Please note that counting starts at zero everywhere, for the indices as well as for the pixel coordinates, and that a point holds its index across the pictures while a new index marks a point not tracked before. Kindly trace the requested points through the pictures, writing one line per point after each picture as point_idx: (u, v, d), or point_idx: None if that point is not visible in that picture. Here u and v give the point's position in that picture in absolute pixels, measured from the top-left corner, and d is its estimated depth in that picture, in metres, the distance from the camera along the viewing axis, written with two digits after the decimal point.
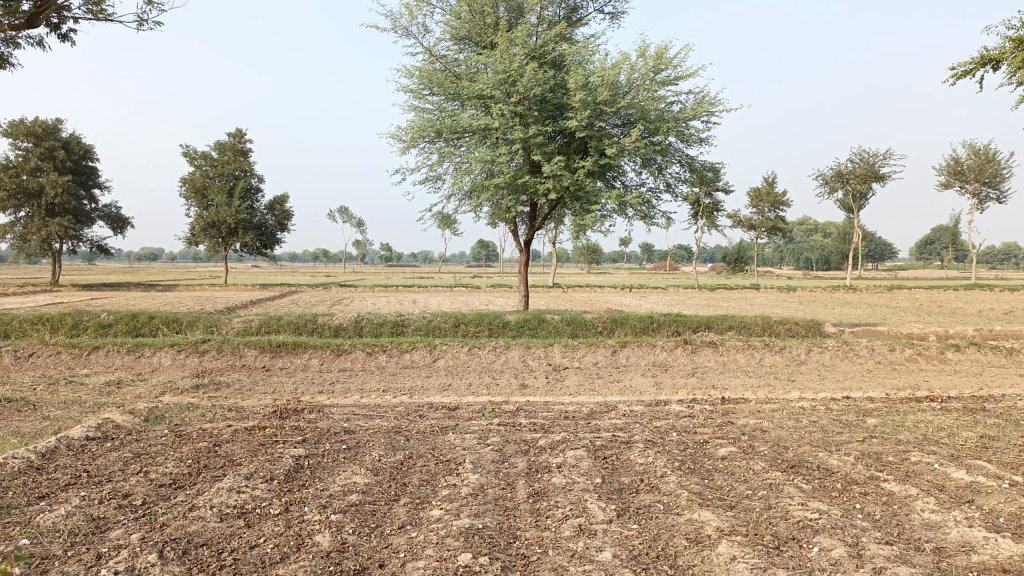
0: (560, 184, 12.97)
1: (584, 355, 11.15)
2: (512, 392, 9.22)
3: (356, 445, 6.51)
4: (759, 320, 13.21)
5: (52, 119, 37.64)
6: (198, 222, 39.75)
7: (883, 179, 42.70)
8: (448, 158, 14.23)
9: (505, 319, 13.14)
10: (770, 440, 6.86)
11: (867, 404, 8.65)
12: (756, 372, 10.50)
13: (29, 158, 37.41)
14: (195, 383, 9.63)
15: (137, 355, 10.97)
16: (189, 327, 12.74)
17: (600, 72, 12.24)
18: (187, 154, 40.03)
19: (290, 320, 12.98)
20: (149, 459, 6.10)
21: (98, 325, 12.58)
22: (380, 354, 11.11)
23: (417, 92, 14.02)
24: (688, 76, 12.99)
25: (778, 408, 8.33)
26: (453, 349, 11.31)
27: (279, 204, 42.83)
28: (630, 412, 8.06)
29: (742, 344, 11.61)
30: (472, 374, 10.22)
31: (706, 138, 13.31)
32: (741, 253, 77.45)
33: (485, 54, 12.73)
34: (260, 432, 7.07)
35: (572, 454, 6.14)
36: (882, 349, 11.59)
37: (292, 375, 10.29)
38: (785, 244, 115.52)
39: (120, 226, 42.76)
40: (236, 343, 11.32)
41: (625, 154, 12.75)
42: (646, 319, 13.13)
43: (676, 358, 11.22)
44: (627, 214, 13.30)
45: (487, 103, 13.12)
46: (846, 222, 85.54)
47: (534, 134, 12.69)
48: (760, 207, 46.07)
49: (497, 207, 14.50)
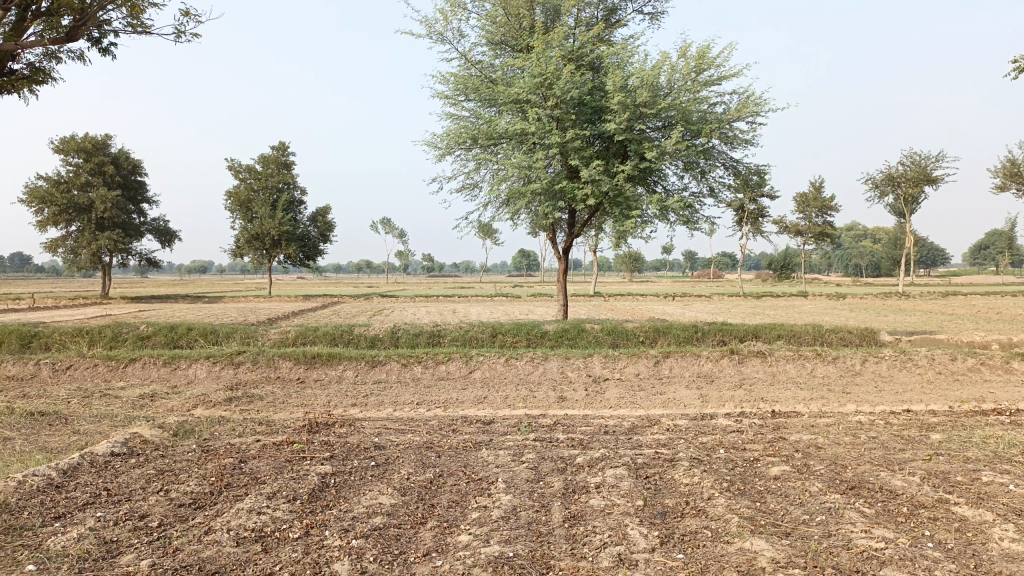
0: (599, 189, 12.60)
1: (626, 366, 10.75)
2: (550, 404, 8.86)
3: (385, 462, 6.22)
4: (810, 329, 12.63)
5: (102, 135, 38.51)
6: (243, 234, 40.25)
7: (936, 182, 41.32)
8: (485, 165, 13.98)
9: (544, 328, 12.79)
10: (826, 459, 6.38)
11: (929, 418, 8.08)
12: (808, 383, 9.96)
13: (80, 173, 38.29)
14: (228, 395, 9.48)
15: (173, 367, 10.91)
16: (226, 338, 12.66)
17: (640, 73, 11.86)
18: (231, 167, 40.61)
19: (326, 331, 12.82)
20: (172, 477, 5.90)
21: (137, 337, 12.60)
22: (415, 365, 10.86)
23: (453, 98, 13.81)
24: (732, 76, 12.54)
25: (833, 422, 7.82)
26: (490, 360, 11.01)
27: (322, 215, 43.17)
28: (674, 427, 7.64)
29: (793, 354, 11.07)
30: (509, 386, 9.89)
31: (751, 139, 12.82)
32: (788, 260, 75.86)
33: (521, 57, 12.46)
34: (288, 447, 6.84)
35: (612, 472, 5.77)
36: (942, 359, 10.94)
37: (326, 387, 10.09)
38: (833, 250, 112.97)
39: (167, 239, 43.54)
40: (271, 354, 11.18)
41: (666, 157, 12.34)
42: (690, 328, 12.66)
43: (722, 369, 10.74)
44: (669, 220, 12.87)
45: (524, 108, 12.83)
46: (897, 228, 83.31)
47: (571, 139, 12.36)
48: (807, 212, 44.99)
49: (535, 214, 14.19)
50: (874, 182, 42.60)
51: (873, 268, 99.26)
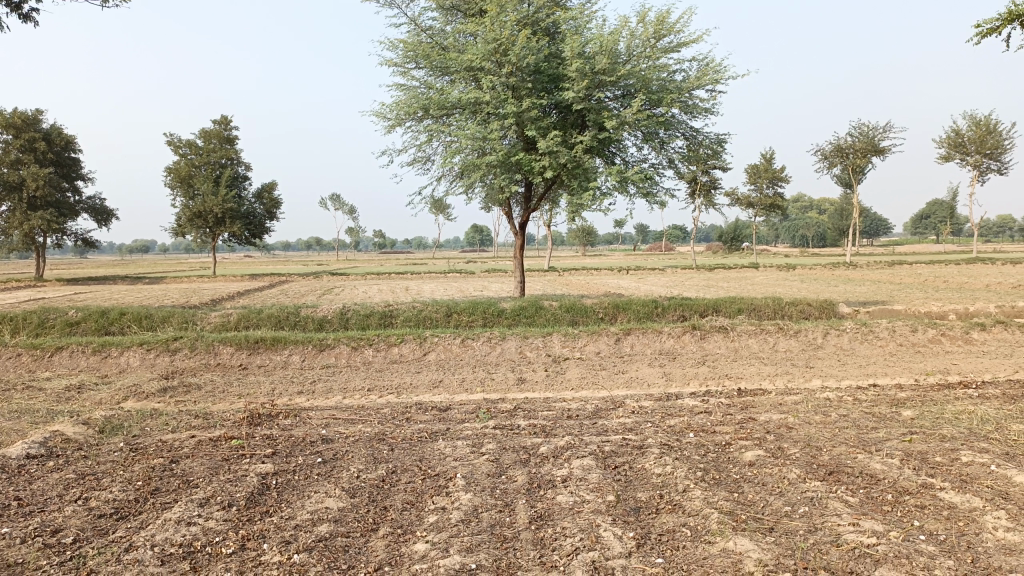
0: (556, 161, 12.16)
1: (586, 344, 10.38)
2: (508, 388, 8.44)
3: (333, 458, 5.72)
4: (770, 302, 12.44)
5: (31, 110, 36.54)
6: (185, 213, 38.78)
7: (883, 154, 41.86)
8: (437, 136, 13.40)
9: (500, 306, 12.35)
10: (800, 440, 6.09)
11: (897, 393, 7.87)
12: (771, 359, 9.73)
13: (8, 150, 36.27)
14: (164, 386, 8.84)
15: (104, 355, 10.18)
16: (163, 324, 11.92)
17: (598, 38, 11.40)
18: (171, 143, 39.00)
19: (271, 314, 12.16)
20: (93, 482, 5.32)
21: (66, 323, 11.79)
22: (365, 348, 10.33)
23: (402, 66, 13.16)
24: (692, 42, 12.17)
25: (801, 400, 7.56)
26: (445, 341, 10.54)
27: (268, 192, 41.84)
28: (639, 409, 7.29)
29: (755, 329, 10.84)
30: (465, 368, 9.43)
31: (711, 108, 12.50)
32: (737, 232, 76.65)
33: (474, 22, 11.87)
34: (226, 443, 6.28)
35: (578, 463, 5.37)
36: (903, 331, 10.83)
37: (271, 373, 9.50)
38: (781, 221, 114.83)
39: (105, 218, 41.78)
40: (211, 340, 10.51)
41: (626, 127, 11.94)
42: (650, 304, 12.34)
43: (684, 345, 10.45)
44: (628, 192, 12.52)
45: (477, 76, 12.27)
46: (843, 199, 84.76)
47: (527, 108, 11.86)
48: (758, 184, 45.27)
49: (489, 187, 13.68)
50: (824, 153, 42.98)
51: (819, 239, 101.21)
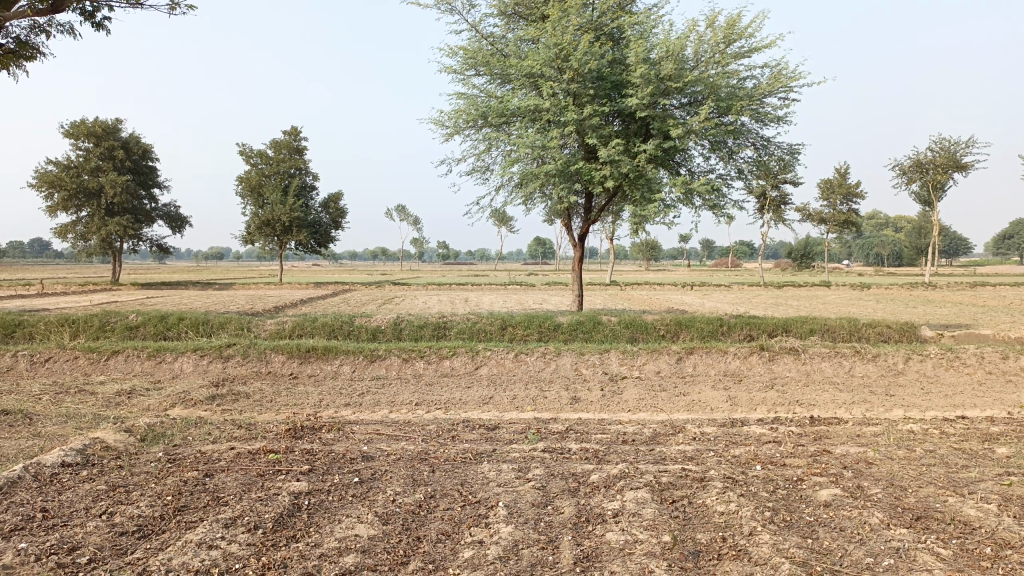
0: (618, 171, 11.71)
1: (645, 363, 9.89)
2: (562, 407, 8.01)
3: (370, 479, 5.39)
4: (844, 323, 11.70)
5: (111, 119, 37.91)
6: (253, 221, 39.60)
7: (965, 170, 39.92)
8: (496, 145, 13.11)
9: (557, 321, 11.94)
10: (881, 479, 5.49)
11: (990, 427, 7.14)
12: (846, 384, 9.05)
13: (89, 158, 37.70)
14: (213, 393, 8.71)
15: (157, 361, 10.17)
16: (219, 329, 11.90)
17: (664, 43, 10.93)
18: (242, 152, 39.96)
19: (325, 322, 12.01)
20: (123, 495, 5.11)
21: (126, 326, 11.89)
22: (416, 360, 10.05)
23: (461, 73, 12.94)
24: (764, 47, 11.58)
25: (882, 432, 6.93)
26: (498, 355, 10.18)
27: (334, 201, 42.41)
28: (701, 435, 6.77)
29: (828, 351, 10.14)
30: (517, 384, 9.04)
31: (784, 116, 11.86)
32: (808, 249, 74.46)
33: (535, 28, 11.55)
34: (263, 457, 6.03)
35: (632, 496, 4.92)
36: (993, 357, 9.98)
37: (320, 383, 9.30)
38: (854, 239, 111.23)
39: (178, 225, 43.00)
40: (263, 347, 10.39)
41: (692, 136, 11.41)
42: (715, 321, 11.73)
43: (751, 367, 9.84)
44: (694, 204, 11.98)
45: (537, 83, 11.94)
46: (921, 218, 81.49)
47: (589, 116, 11.45)
48: (831, 199, 43.74)
49: (549, 197, 13.31)
50: (902, 169, 41.25)
51: (895, 258, 97.59)
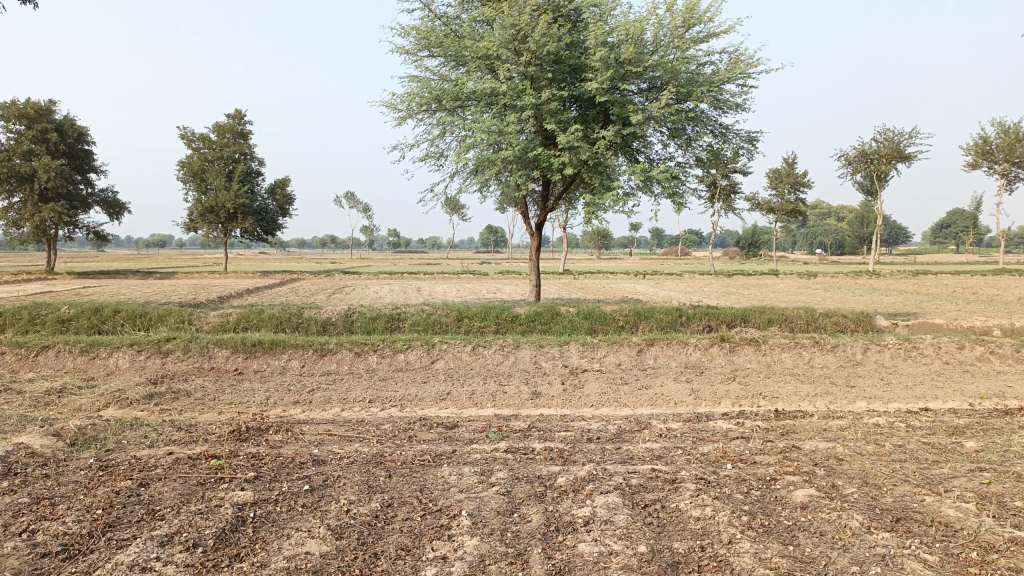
0: (576, 157, 11.43)
1: (605, 355, 9.66)
2: (522, 403, 7.71)
3: (322, 486, 5.02)
4: (802, 312, 11.66)
5: (44, 100, 36.21)
6: (197, 207, 38.34)
7: (908, 160, 40.81)
8: (451, 130, 12.72)
9: (515, 311, 11.63)
10: (855, 477, 5.33)
11: (954, 419, 7.09)
12: (808, 375, 8.97)
13: (21, 140, 35.99)
14: (151, 392, 8.19)
15: (91, 356, 9.56)
16: (158, 322, 11.28)
17: (623, 26, 10.66)
18: (184, 136, 38.64)
19: (272, 315, 11.49)
20: (47, 508, 4.64)
21: (57, 319, 11.21)
22: (369, 354, 9.65)
23: (414, 55, 12.49)
24: (723, 32, 11.41)
25: (848, 426, 6.82)
26: (455, 348, 9.85)
27: (281, 188, 41.35)
28: (667, 432, 6.55)
29: (788, 342, 10.06)
30: (475, 379, 8.72)
31: (742, 103, 11.72)
32: (755, 236, 75.55)
33: (491, 8, 11.17)
34: (205, 463, 5.60)
35: (602, 501, 4.65)
36: (949, 347, 10.01)
37: (267, 380, 8.83)
38: (799, 228, 113.51)
39: (117, 211, 41.43)
40: (206, 342, 9.85)
41: (652, 122, 11.19)
42: (674, 312, 11.58)
43: (712, 359, 9.69)
44: (653, 192, 11.77)
45: (493, 66, 11.57)
46: (864, 207, 83.48)
47: (546, 100, 11.13)
48: (780, 189, 44.34)
49: (505, 184, 12.97)
50: (847, 159, 41.99)
51: (838, 247, 99.95)
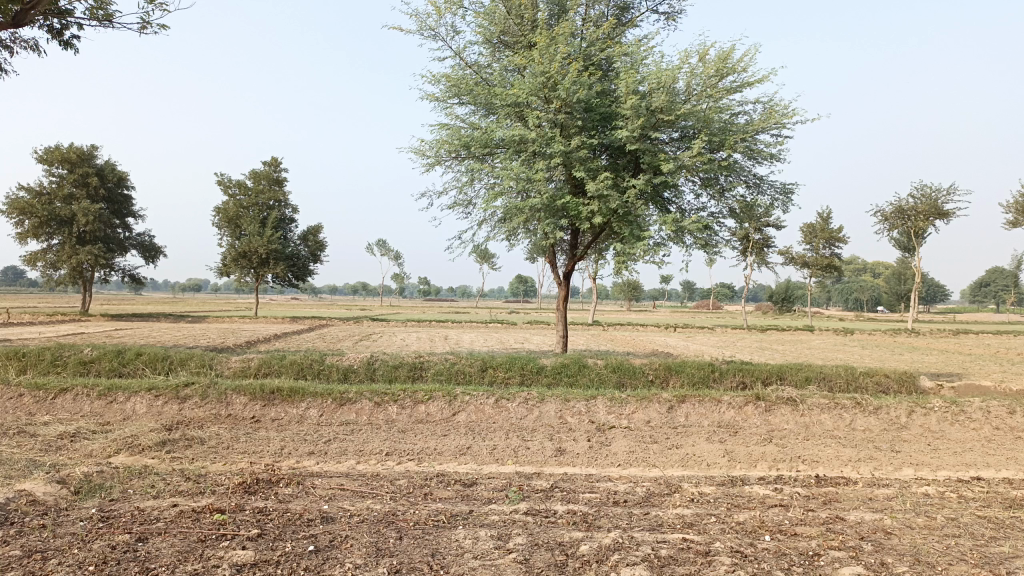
0: (606, 206, 11.21)
1: (634, 411, 9.27)
2: (545, 460, 7.33)
3: (328, 547, 4.69)
4: (841, 371, 11.17)
5: (87, 146, 37.17)
6: (230, 252, 38.76)
7: (947, 217, 40.04)
8: (480, 177, 12.61)
9: (541, 363, 11.31)
10: (906, 554, 4.87)
11: (1011, 491, 6.56)
12: (849, 439, 8.48)
13: (63, 185, 36.91)
14: (164, 438, 7.96)
15: (108, 400, 9.40)
16: (179, 366, 11.12)
17: (655, 74, 10.52)
18: (220, 183, 39.36)
19: (294, 361, 11.29)
20: (38, 563, 4.36)
21: (80, 362, 11.12)
22: (389, 405, 9.36)
23: (444, 102, 12.48)
24: (757, 81, 11.21)
25: (895, 496, 6.35)
26: (478, 400, 9.52)
27: (313, 235, 41.74)
28: (699, 497, 6.14)
29: (827, 402, 9.58)
30: (497, 434, 8.35)
31: (778, 154, 11.45)
32: (789, 291, 74.44)
33: (522, 56, 11.13)
34: (208, 518, 5.31)
35: (628, 574, 4.26)
36: (1000, 412, 9.44)
37: (284, 429, 8.56)
38: (833, 284, 111.91)
39: (152, 255, 42.08)
40: (224, 388, 9.65)
41: (684, 171, 10.96)
42: (706, 367, 11.16)
43: (746, 419, 9.23)
44: (684, 242, 11.49)
45: (523, 114, 11.48)
46: (900, 265, 82.07)
47: (576, 148, 10.98)
48: (814, 244, 43.74)
49: (533, 232, 12.78)
50: (883, 215, 41.38)
51: (873, 304, 98.17)
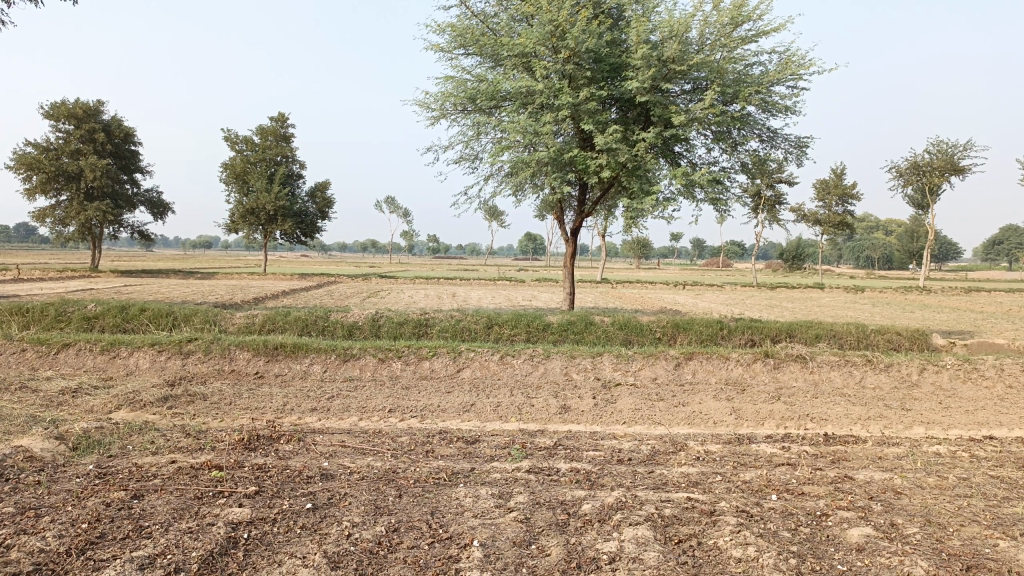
0: (615, 160, 10.94)
1: (641, 368, 9.15)
2: (550, 418, 7.24)
3: (325, 505, 4.62)
4: (852, 328, 11.00)
5: (92, 101, 36.83)
6: (237, 208, 38.62)
7: (963, 173, 39.37)
8: (486, 131, 12.33)
9: (547, 320, 11.18)
10: (916, 515, 4.76)
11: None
12: (858, 397, 8.35)
13: (69, 140, 36.68)
14: (166, 394, 7.92)
15: (111, 356, 9.36)
16: (183, 322, 11.06)
17: (667, 22, 10.15)
18: (227, 138, 39.03)
19: (298, 317, 11.20)
20: (31, 521, 4.31)
21: (83, 317, 11.07)
22: (393, 361, 9.28)
23: (450, 53, 12.15)
24: (773, 31, 10.83)
25: (905, 455, 6.24)
26: (483, 357, 9.43)
27: (321, 191, 41.47)
28: (705, 455, 6.04)
29: (837, 359, 9.44)
30: (502, 390, 8.27)
31: (792, 106, 11.12)
32: (800, 249, 73.87)
33: (529, 5, 10.77)
34: (206, 475, 5.25)
35: (631, 534, 4.17)
36: (1013, 371, 9.28)
37: (287, 385, 8.50)
38: (845, 241, 111.05)
39: (160, 211, 41.98)
40: (227, 344, 9.58)
41: (695, 124, 10.66)
42: (715, 324, 11.00)
43: (755, 376, 9.12)
44: (695, 198, 11.23)
45: (531, 64, 11.16)
46: (913, 222, 81.20)
47: (585, 100, 10.67)
48: (827, 200, 43.19)
49: (540, 187, 12.54)
50: (898, 171, 40.74)
51: (885, 261, 97.49)
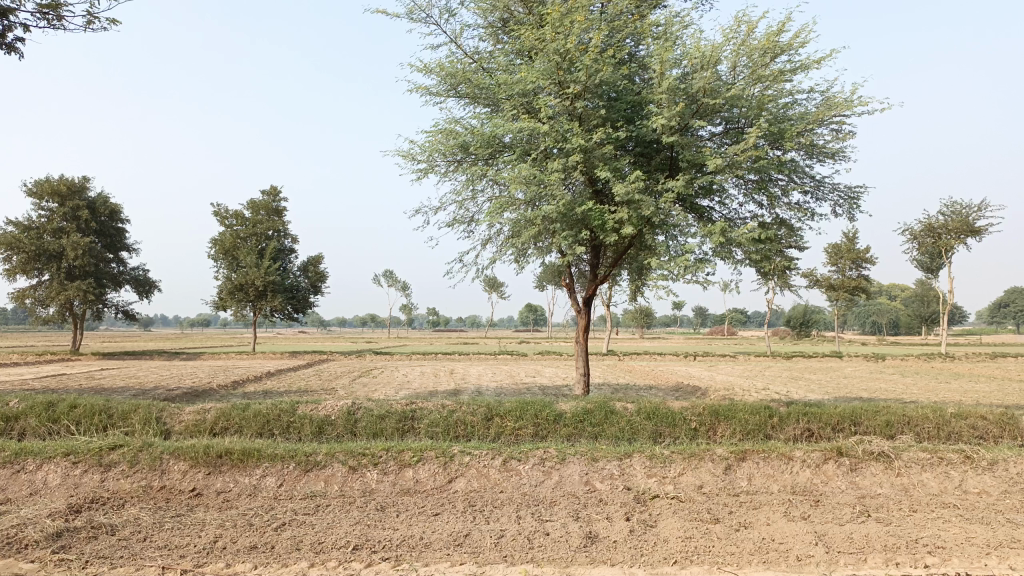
0: (636, 214, 9.26)
1: (682, 475, 7.25)
2: (572, 556, 5.28)
3: None
4: (928, 412, 9.12)
5: (77, 178, 35.61)
6: (226, 285, 37.02)
7: (979, 235, 37.78)
8: (483, 185, 10.68)
9: (559, 407, 9.28)
10: None
11: None
12: (973, 511, 6.40)
13: (53, 219, 35.36)
14: (60, 527, 5.97)
15: (15, 470, 7.44)
16: (120, 421, 9.15)
17: (695, 52, 8.62)
18: (217, 214, 37.69)
19: (259, 412, 9.31)
20: None
21: (2, 418, 9.16)
22: (368, 470, 7.37)
23: (440, 98, 10.62)
24: (816, 64, 9.29)
25: None
26: (481, 463, 7.51)
27: (314, 265, 39.93)
28: None
29: (926, 457, 7.53)
30: (506, 511, 6.32)
31: (842, 151, 9.51)
32: (807, 315, 71.66)
33: (530, 36, 9.28)
34: None
35: None
36: None
37: (228, 508, 6.56)
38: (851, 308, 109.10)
39: (146, 289, 40.37)
40: (162, 451, 7.67)
41: (731, 170, 9.00)
42: (763, 411, 9.10)
43: (828, 482, 7.21)
44: (733, 257, 9.51)
45: (533, 105, 9.59)
46: (921, 287, 79.58)
47: (598, 143, 9.05)
48: (840, 264, 41.60)
49: (546, 250, 10.87)
50: (911, 233, 39.22)
51: (893, 326, 95.53)
